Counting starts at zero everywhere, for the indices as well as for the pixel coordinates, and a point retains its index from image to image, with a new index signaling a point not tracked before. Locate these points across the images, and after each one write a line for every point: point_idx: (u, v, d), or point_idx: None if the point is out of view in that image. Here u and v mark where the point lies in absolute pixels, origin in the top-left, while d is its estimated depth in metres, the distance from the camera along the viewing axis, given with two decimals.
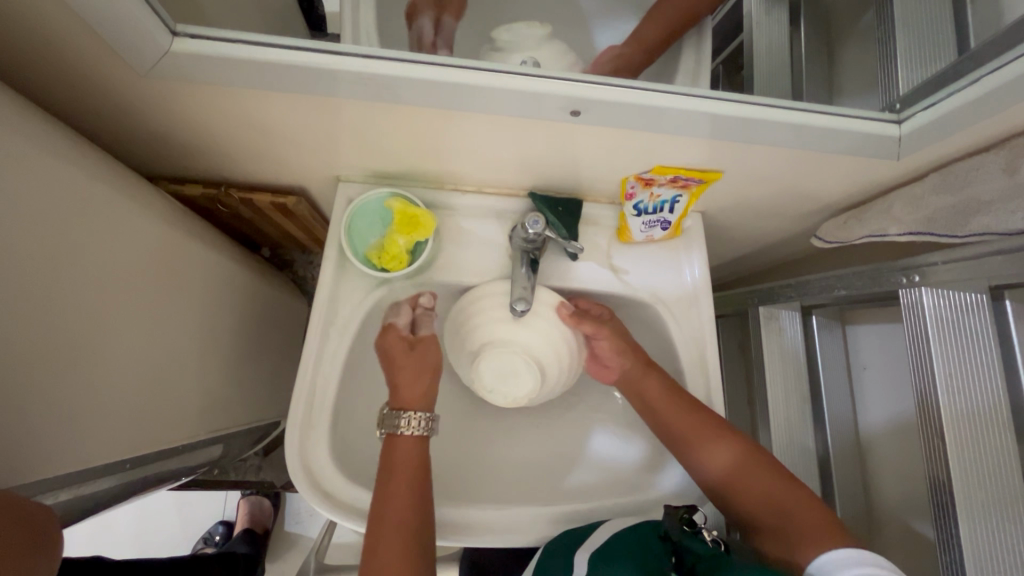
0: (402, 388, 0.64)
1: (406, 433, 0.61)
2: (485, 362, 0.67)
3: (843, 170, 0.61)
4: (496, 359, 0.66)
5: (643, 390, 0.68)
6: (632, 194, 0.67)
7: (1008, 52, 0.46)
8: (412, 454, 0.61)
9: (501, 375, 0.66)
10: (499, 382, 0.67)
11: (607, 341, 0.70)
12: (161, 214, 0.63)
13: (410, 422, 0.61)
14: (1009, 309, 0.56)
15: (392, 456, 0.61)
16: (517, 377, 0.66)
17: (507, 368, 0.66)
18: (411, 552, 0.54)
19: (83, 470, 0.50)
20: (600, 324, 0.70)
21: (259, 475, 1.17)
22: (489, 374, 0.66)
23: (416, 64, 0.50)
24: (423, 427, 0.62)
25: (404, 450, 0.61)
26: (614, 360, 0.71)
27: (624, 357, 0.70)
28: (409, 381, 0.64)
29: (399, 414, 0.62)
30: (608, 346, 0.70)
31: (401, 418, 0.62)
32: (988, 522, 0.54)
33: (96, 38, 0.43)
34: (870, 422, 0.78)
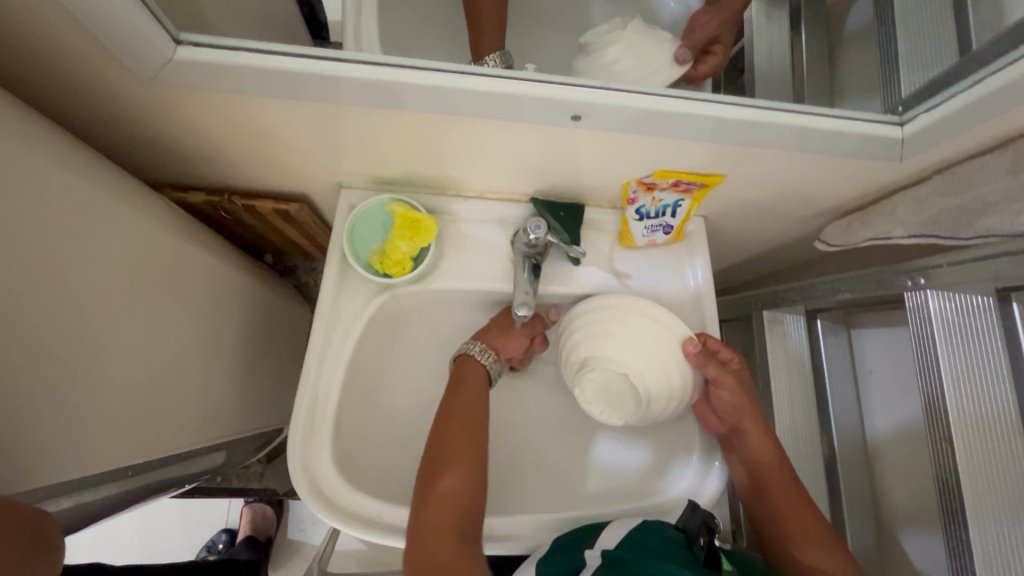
0: (491, 331, 0.70)
1: (476, 358, 0.68)
2: (587, 380, 0.66)
3: (845, 172, 0.61)
4: (601, 381, 0.66)
5: (742, 428, 0.66)
6: (634, 199, 0.67)
7: (1009, 53, 0.46)
8: (479, 381, 0.67)
9: (604, 391, 0.66)
10: (600, 398, 0.66)
11: (728, 393, 0.66)
12: (165, 221, 0.63)
13: (480, 352, 0.68)
14: (1015, 311, 0.55)
15: (463, 372, 0.67)
16: (620, 399, 0.65)
17: (614, 388, 0.65)
18: (471, 470, 0.60)
19: (85, 478, 0.49)
20: (724, 371, 0.66)
21: (263, 482, 1.18)
22: (589, 386, 0.66)
23: (418, 70, 0.50)
24: (489, 364, 0.68)
25: (472, 373, 0.67)
26: (727, 413, 0.67)
27: (739, 404, 0.66)
28: (506, 335, 0.70)
29: (474, 341, 0.69)
30: (725, 393, 0.66)
31: (475, 345, 0.69)
32: (1000, 529, 0.54)
33: (99, 47, 0.43)
34: (877, 427, 0.77)
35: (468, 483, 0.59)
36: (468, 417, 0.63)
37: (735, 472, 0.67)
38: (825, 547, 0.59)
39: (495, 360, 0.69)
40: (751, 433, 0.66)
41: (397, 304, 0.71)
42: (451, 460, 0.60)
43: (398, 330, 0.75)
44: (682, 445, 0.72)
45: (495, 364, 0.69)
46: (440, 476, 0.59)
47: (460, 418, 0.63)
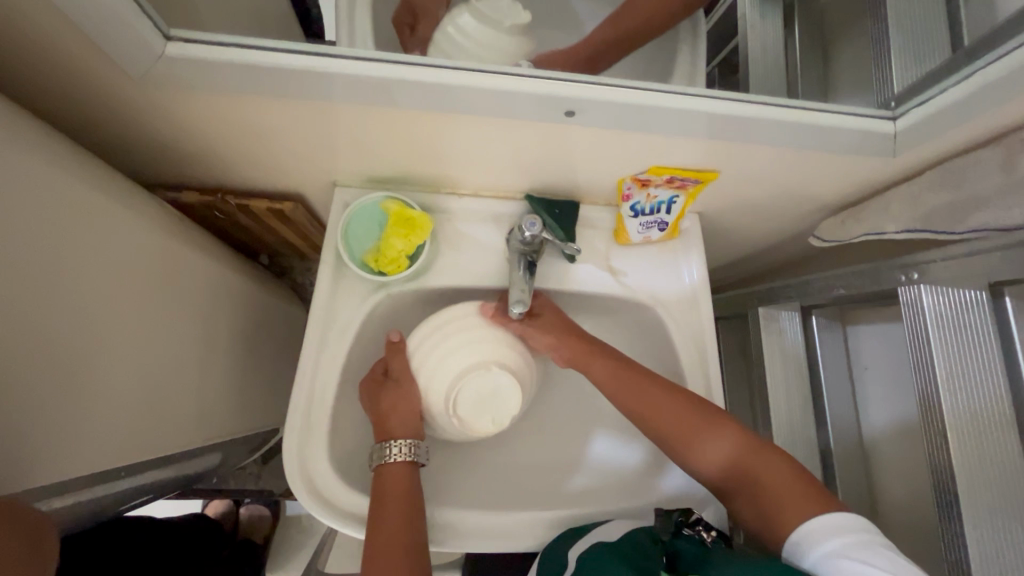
0: (392, 422, 0.65)
1: (396, 460, 0.62)
2: (463, 400, 0.64)
3: (840, 168, 0.61)
4: (471, 392, 0.64)
5: (643, 417, 0.65)
6: (629, 195, 0.67)
7: (1000, 49, 0.46)
8: (406, 477, 0.62)
9: (480, 398, 0.64)
10: (481, 408, 0.64)
11: (541, 334, 0.70)
12: (157, 220, 0.62)
13: (400, 450, 0.62)
14: (1008, 306, 0.56)
15: (382, 484, 0.61)
16: (499, 395, 0.65)
17: (487, 391, 0.65)
18: (405, 481, 0.61)
19: (79, 480, 0.49)
20: (528, 321, 0.70)
21: (259, 485, 1.19)
22: (467, 407, 0.64)
23: (412, 68, 0.50)
24: (414, 453, 0.63)
25: (398, 474, 0.62)
26: (552, 351, 0.72)
27: (565, 350, 0.71)
28: (399, 411, 0.65)
29: (387, 443, 0.63)
30: (546, 343, 0.71)
31: (389, 447, 0.63)
32: (995, 522, 0.54)
33: (90, 44, 0.43)
34: (873, 422, 0.77)
35: (407, 496, 0.60)
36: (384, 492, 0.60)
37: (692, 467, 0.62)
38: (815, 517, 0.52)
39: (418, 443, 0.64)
40: (665, 407, 0.64)
41: (392, 303, 0.71)
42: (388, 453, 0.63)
43: (393, 329, 0.74)
44: None
45: (418, 447, 0.64)
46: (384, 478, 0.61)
47: (379, 496, 0.60)
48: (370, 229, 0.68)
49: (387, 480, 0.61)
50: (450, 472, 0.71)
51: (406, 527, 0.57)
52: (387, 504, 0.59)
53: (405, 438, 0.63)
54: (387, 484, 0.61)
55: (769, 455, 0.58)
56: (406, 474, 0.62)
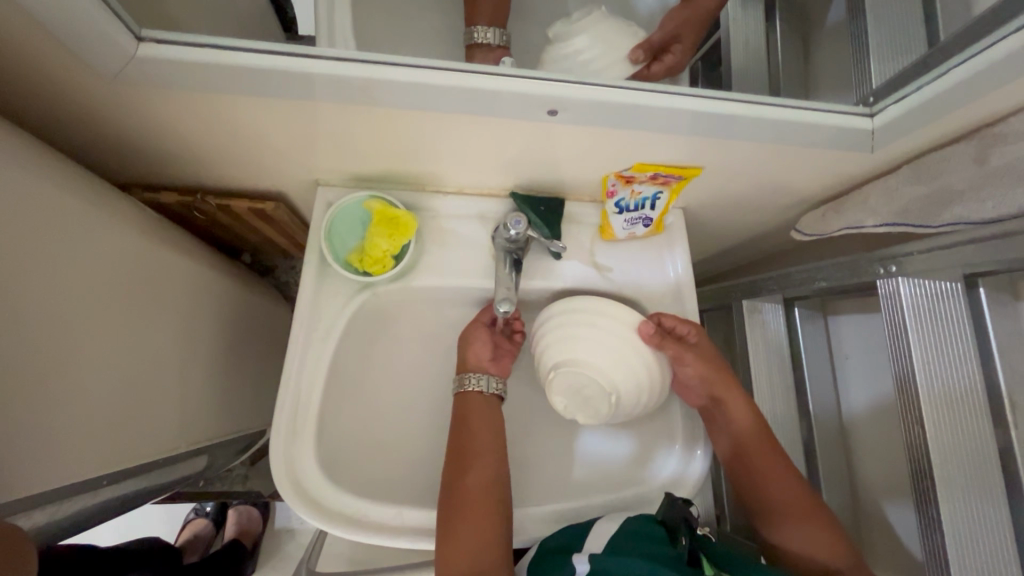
0: (466, 357, 0.69)
1: (474, 391, 0.67)
2: (558, 384, 0.66)
3: (819, 163, 0.62)
4: (572, 382, 0.65)
5: (722, 395, 0.68)
6: (613, 192, 0.67)
7: (972, 46, 0.47)
8: (485, 410, 0.67)
9: (575, 392, 0.65)
10: (572, 399, 0.66)
11: (692, 365, 0.68)
12: (134, 223, 0.61)
13: (477, 382, 0.68)
14: (982, 296, 0.58)
15: (467, 419, 0.66)
16: (594, 399, 0.65)
17: (584, 390, 0.65)
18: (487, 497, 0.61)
19: (62, 490, 0.48)
20: (681, 349, 0.68)
21: (246, 485, 1.17)
22: (563, 391, 0.66)
23: (392, 66, 0.49)
24: (490, 387, 0.68)
25: (476, 404, 0.67)
26: (696, 384, 0.69)
27: (707, 378, 0.68)
28: (474, 347, 0.69)
29: (466, 375, 0.68)
30: (691, 364, 0.68)
31: (469, 378, 0.68)
32: (968, 506, 0.56)
33: (60, 46, 0.42)
34: (853, 410, 0.79)
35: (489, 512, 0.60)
36: (475, 448, 0.64)
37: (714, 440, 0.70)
38: (805, 510, 0.63)
39: (489, 380, 0.68)
40: (733, 411, 0.68)
41: (378, 302, 0.71)
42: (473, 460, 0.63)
43: (380, 329, 0.74)
44: (667, 434, 0.73)
45: (490, 381, 0.68)
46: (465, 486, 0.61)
47: (470, 450, 0.64)
48: (348, 230, 0.68)
49: (476, 433, 0.65)
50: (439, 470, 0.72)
51: (490, 482, 0.62)
52: (461, 530, 0.59)
53: (485, 373, 0.68)
54: (476, 426, 0.66)
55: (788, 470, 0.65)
56: (484, 410, 0.67)
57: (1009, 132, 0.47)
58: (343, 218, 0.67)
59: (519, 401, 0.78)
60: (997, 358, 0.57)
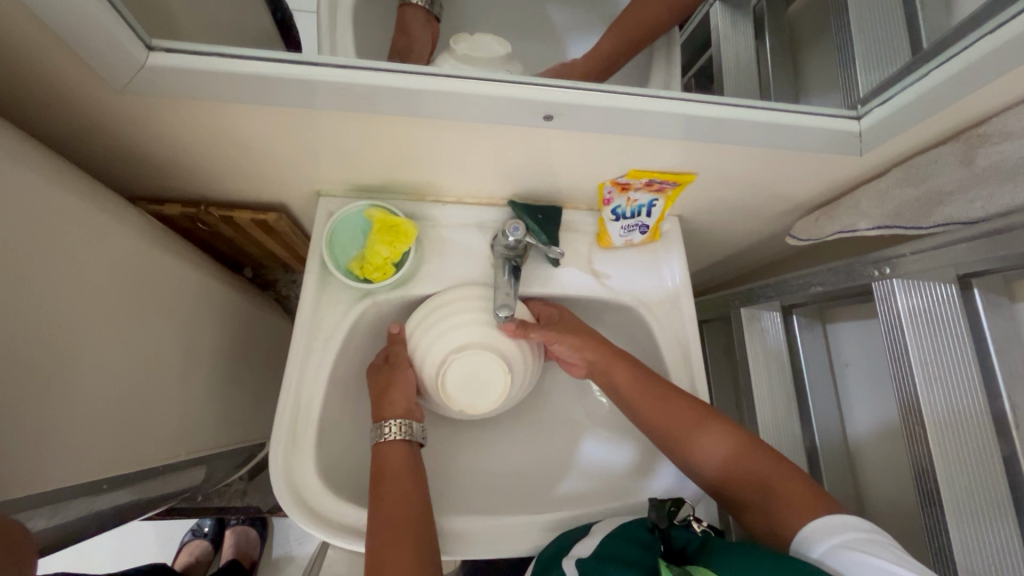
0: (386, 404, 0.66)
1: (394, 438, 0.63)
2: (451, 381, 0.65)
3: (812, 168, 0.63)
4: (460, 375, 0.64)
5: (600, 372, 0.70)
6: (610, 199, 0.68)
7: (952, 48, 0.49)
8: (405, 457, 0.63)
9: (468, 381, 0.65)
10: (468, 389, 0.65)
11: (562, 342, 0.70)
12: (140, 232, 0.62)
13: (396, 428, 0.64)
14: (978, 298, 0.57)
15: (384, 461, 0.62)
16: (489, 381, 0.65)
17: (479, 376, 0.65)
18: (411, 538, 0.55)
19: (59, 494, 0.48)
20: (550, 330, 0.70)
21: (245, 501, 1.15)
22: (454, 388, 0.65)
23: (391, 74, 0.50)
24: (410, 432, 0.64)
25: (396, 453, 0.63)
26: (576, 357, 0.72)
27: (586, 352, 0.70)
28: (393, 394, 0.66)
29: (383, 422, 0.64)
30: (565, 346, 0.71)
31: (386, 426, 0.64)
32: (973, 509, 0.55)
33: (71, 54, 0.43)
34: (856, 417, 0.78)
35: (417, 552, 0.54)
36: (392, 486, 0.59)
37: (669, 453, 0.64)
38: (808, 495, 0.54)
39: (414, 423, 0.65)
40: (635, 393, 0.66)
41: (379, 310, 0.71)
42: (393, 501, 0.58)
43: (380, 337, 0.74)
44: None
45: (413, 427, 0.65)
46: (387, 528, 0.56)
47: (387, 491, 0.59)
48: (348, 241, 0.69)
49: (392, 477, 0.60)
50: (440, 479, 0.71)
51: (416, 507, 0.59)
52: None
53: (400, 417, 0.65)
54: (388, 481, 0.60)
55: (754, 443, 0.59)
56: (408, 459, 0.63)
57: (992, 133, 0.49)
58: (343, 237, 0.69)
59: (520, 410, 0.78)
60: (996, 358, 0.56)
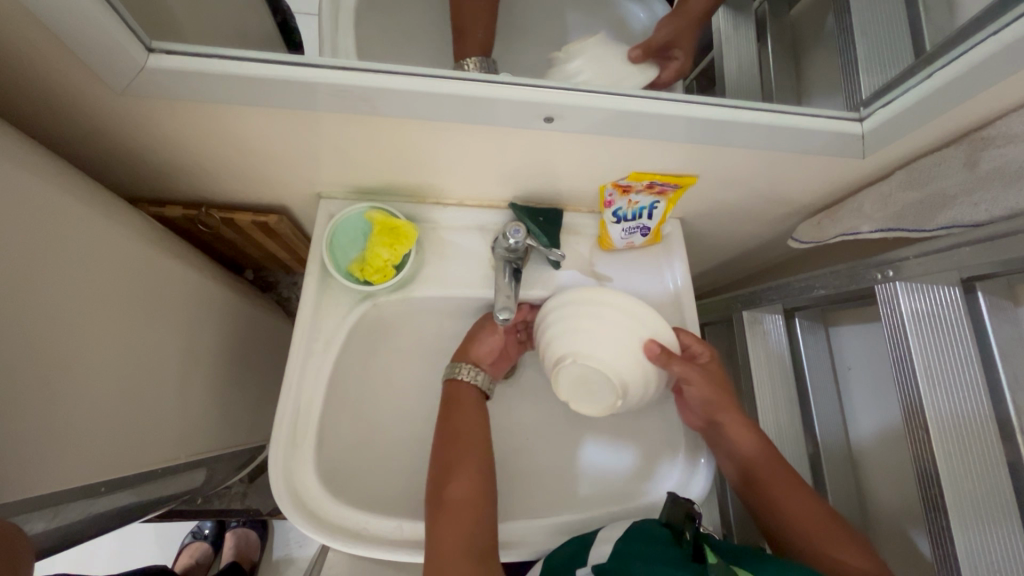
0: (473, 343, 0.70)
1: (465, 381, 0.67)
2: (564, 376, 0.65)
3: (813, 170, 0.63)
4: (577, 376, 0.64)
5: (720, 423, 0.66)
6: (611, 201, 0.67)
7: (956, 50, 0.48)
8: (472, 402, 0.67)
9: (579, 383, 0.65)
10: (578, 388, 0.65)
11: (698, 387, 0.66)
12: (141, 234, 0.62)
13: (468, 372, 0.68)
14: (982, 302, 0.57)
15: (454, 403, 0.66)
16: (597, 391, 0.65)
17: (591, 384, 0.65)
18: (473, 486, 0.60)
19: (58, 496, 0.48)
20: (692, 367, 0.66)
21: (246, 503, 1.15)
22: (566, 383, 0.66)
23: (391, 75, 0.50)
24: (481, 382, 0.68)
25: (466, 394, 0.67)
26: (698, 404, 0.67)
27: (715, 403, 0.66)
28: (481, 342, 0.70)
29: (460, 363, 0.68)
30: (698, 392, 0.66)
31: (462, 367, 0.68)
32: (977, 514, 0.55)
33: (72, 56, 0.44)
34: (859, 423, 0.78)
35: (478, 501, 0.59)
36: (462, 434, 0.64)
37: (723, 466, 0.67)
38: (818, 525, 0.59)
39: (483, 376, 0.68)
40: (744, 436, 0.65)
41: (379, 312, 0.71)
42: (460, 451, 0.62)
43: (380, 340, 0.74)
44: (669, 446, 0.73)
45: (482, 375, 0.68)
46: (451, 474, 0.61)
47: (457, 437, 0.63)
48: (348, 244, 0.68)
49: (461, 423, 0.65)
50: None
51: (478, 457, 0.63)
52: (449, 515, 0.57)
53: (477, 365, 0.69)
54: (462, 438, 0.64)
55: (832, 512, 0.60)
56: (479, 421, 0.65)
57: (996, 135, 0.48)
58: (342, 236, 0.68)
59: (520, 413, 0.77)
60: (1000, 361, 0.56)
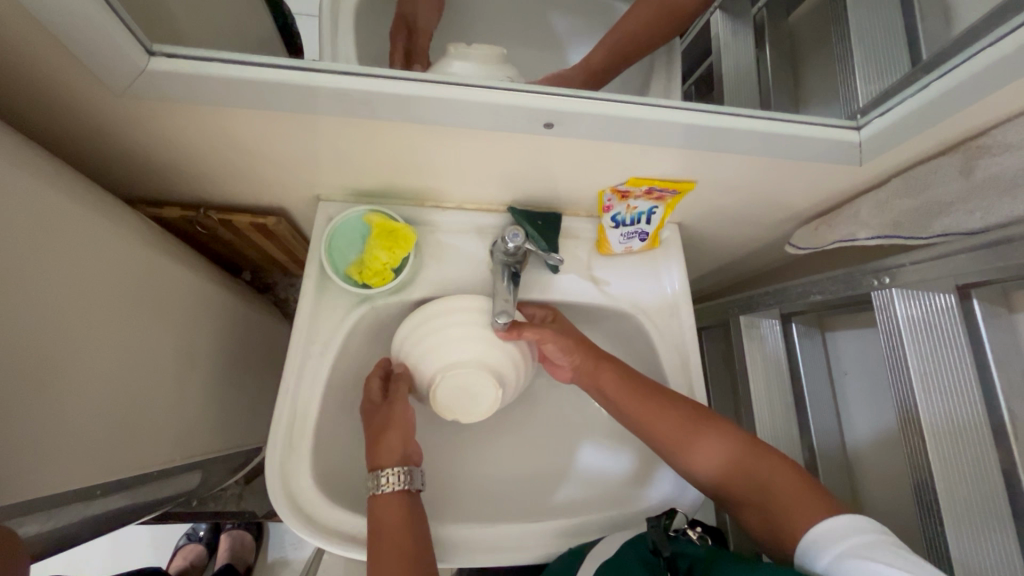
0: (382, 453, 0.63)
1: (388, 492, 0.60)
2: (442, 390, 0.65)
3: (811, 177, 0.63)
4: (452, 388, 0.64)
5: (582, 369, 0.70)
6: (610, 206, 0.68)
7: (953, 59, 0.49)
8: (399, 507, 0.59)
9: (459, 390, 0.65)
10: (459, 395, 0.65)
11: (552, 343, 0.68)
12: (139, 235, 0.62)
13: (392, 480, 0.60)
14: (976, 308, 0.57)
15: (376, 516, 0.59)
16: (477, 393, 0.65)
17: (471, 389, 0.65)
18: None
19: (54, 499, 0.47)
20: (542, 328, 0.68)
21: (241, 505, 1.15)
22: (445, 395, 0.65)
23: (393, 80, 0.51)
24: (405, 482, 0.60)
25: (392, 509, 0.59)
26: (561, 357, 0.70)
27: (573, 354, 0.69)
28: (386, 440, 0.63)
29: (379, 473, 0.61)
30: (553, 347, 0.69)
31: (382, 477, 0.60)
32: (973, 522, 0.55)
33: (72, 59, 0.43)
34: (856, 427, 0.78)
35: None
36: (388, 530, 0.57)
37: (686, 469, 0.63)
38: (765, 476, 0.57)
39: (409, 475, 0.61)
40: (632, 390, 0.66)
41: (377, 315, 0.71)
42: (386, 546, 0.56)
43: (377, 342, 0.74)
44: None
45: (410, 473, 0.61)
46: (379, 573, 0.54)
47: (382, 533, 0.57)
48: (343, 250, 0.68)
49: (386, 524, 0.58)
50: (436, 486, 0.70)
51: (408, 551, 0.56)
52: None
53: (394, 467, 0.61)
54: (381, 510, 0.59)
55: (758, 444, 0.60)
56: (401, 505, 0.60)
57: (992, 144, 0.49)
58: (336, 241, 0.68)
59: None
60: (994, 368, 0.56)
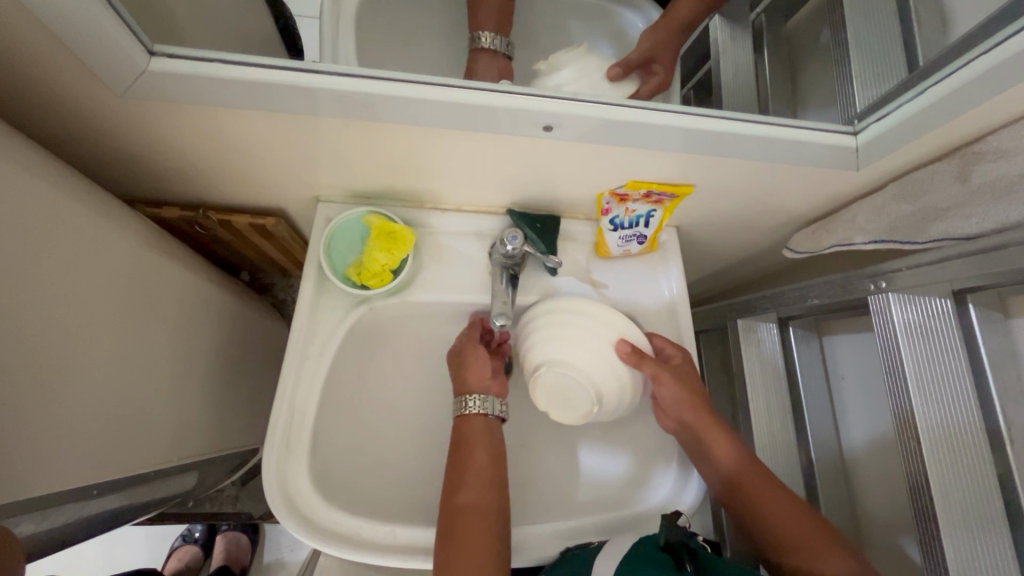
0: (470, 377, 0.67)
1: (474, 412, 0.64)
2: (544, 388, 0.65)
3: (808, 181, 0.64)
4: (556, 387, 0.64)
5: (692, 426, 0.66)
6: (608, 209, 0.69)
7: (949, 66, 0.49)
8: (482, 431, 0.64)
9: (557, 394, 0.64)
10: (554, 398, 0.65)
11: (669, 385, 0.65)
12: (138, 235, 0.62)
13: (478, 403, 0.64)
14: (971, 312, 0.58)
15: (463, 434, 0.63)
16: (575, 403, 0.64)
17: (570, 395, 0.64)
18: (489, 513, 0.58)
19: (51, 499, 0.47)
20: (661, 366, 0.66)
21: (236, 507, 1.14)
22: (546, 395, 0.65)
23: (393, 82, 0.51)
24: (490, 408, 0.65)
25: (477, 431, 0.63)
26: (671, 405, 0.67)
27: (683, 403, 0.66)
28: (474, 367, 0.67)
29: (465, 397, 0.65)
30: (668, 390, 0.66)
31: (468, 399, 0.65)
32: (969, 526, 0.55)
33: (73, 58, 0.44)
34: (852, 431, 0.78)
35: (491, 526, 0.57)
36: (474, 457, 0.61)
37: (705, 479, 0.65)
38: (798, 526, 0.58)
39: (492, 405, 0.65)
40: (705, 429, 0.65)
41: (375, 316, 0.71)
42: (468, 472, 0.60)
43: (375, 343, 0.74)
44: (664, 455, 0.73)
45: (492, 401, 0.65)
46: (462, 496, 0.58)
47: (468, 458, 0.61)
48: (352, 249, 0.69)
49: (474, 454, 0.61)
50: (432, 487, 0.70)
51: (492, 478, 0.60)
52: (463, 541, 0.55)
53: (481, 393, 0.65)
54: (467, 431, 0.63)
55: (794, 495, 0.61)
56: (487, 428, 0.64)
57: (987, 150, 0.49)
58: (338, 241, 0.68)
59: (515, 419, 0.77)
60: (990, 373, 0.56)
